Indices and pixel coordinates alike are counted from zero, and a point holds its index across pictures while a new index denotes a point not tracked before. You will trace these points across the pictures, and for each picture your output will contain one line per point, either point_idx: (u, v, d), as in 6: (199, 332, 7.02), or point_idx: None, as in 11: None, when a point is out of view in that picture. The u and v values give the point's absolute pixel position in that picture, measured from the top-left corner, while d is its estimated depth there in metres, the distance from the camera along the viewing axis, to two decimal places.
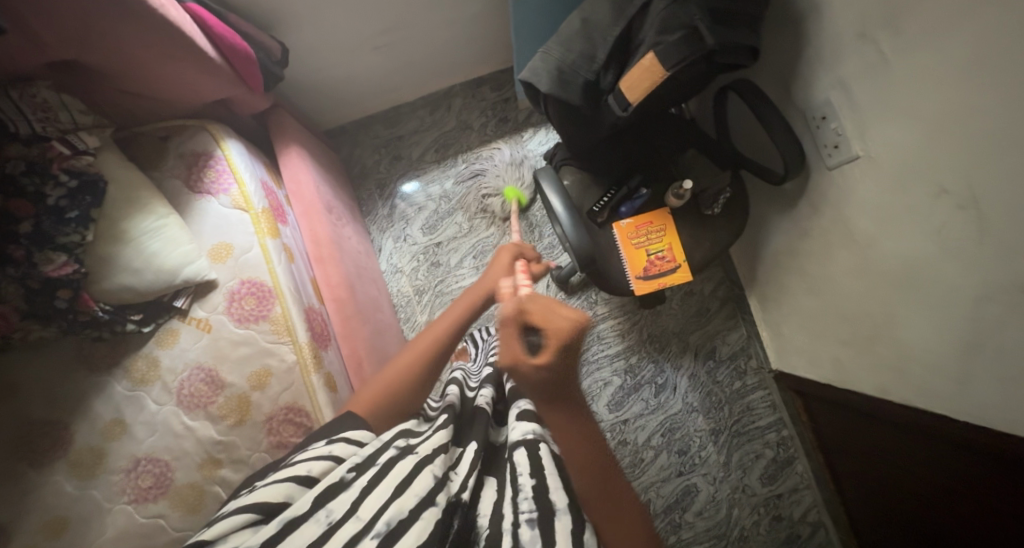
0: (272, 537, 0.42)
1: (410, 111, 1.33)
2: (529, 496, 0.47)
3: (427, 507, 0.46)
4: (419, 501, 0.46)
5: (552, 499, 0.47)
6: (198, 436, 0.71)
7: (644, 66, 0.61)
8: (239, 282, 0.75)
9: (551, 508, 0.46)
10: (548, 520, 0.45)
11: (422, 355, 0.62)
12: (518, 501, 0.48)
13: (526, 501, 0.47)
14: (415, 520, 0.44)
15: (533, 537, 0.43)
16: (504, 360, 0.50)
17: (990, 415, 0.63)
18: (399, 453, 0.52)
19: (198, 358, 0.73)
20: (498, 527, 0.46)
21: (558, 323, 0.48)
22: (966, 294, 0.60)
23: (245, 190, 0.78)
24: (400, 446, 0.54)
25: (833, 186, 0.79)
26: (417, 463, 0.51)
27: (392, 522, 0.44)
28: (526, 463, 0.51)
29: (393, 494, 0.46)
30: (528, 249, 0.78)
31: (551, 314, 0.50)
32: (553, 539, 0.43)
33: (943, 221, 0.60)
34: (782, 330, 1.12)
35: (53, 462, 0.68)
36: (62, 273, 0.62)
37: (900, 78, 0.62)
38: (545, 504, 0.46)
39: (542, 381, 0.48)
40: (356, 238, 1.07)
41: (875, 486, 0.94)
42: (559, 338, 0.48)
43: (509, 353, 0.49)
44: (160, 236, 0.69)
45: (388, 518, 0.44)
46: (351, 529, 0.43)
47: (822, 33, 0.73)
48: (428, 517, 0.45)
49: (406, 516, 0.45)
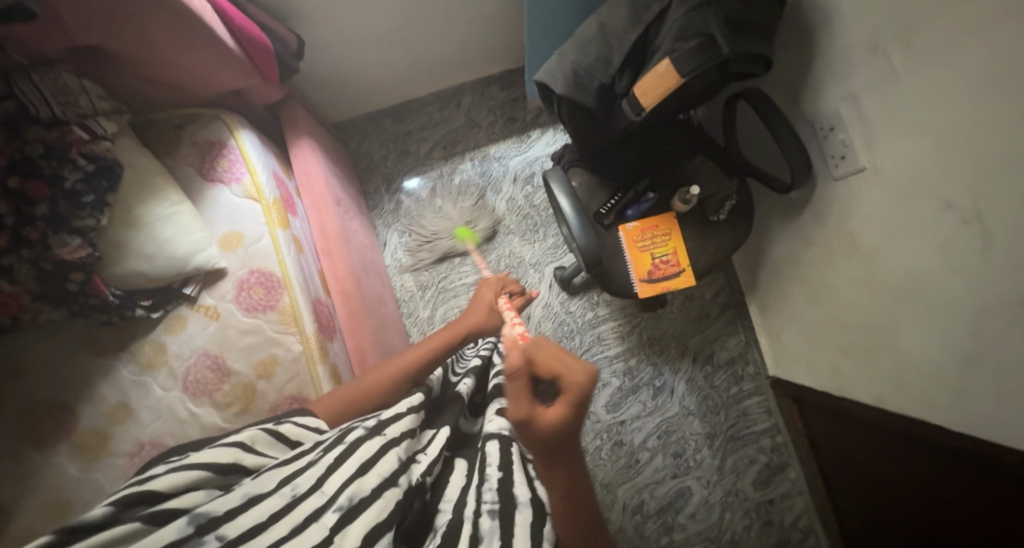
0: (237, 507, 0.41)
1: (419, 107, 1.33)
2: (493, 488, 0.50)
3: (390, 487, 0.47)
4: (382, 482, 0.47)
5: (513, 492, 0.49)
6: (203, 422, 0.72)
7: (659, 72, 0.61)
8: (249, 271, 0.75)
9: (513, 500, 0.48)
10: (509, 511, 0.46)
11: (396, 373, 0.66)
12: (482, 492, 0.50)
13: (490, 492, 0.50)
14: (378, 498, 0.46)
15: (492, 528, 0.45)
16: (510, 417, 0.44)
17: (985, 427, 0.64)
18: (367, 433, 0.52)
19: (205, 344, 0.73)
20: (462, 515, 0.48)
21: (572, 373, 0.44)
22: (966, 307, 0.62)
23: (257, 179, 0.77)
24: (370, 426, 0.53)
25: (838, 197, 0.81)
26: (384, 445, 0.51)
27: (354, 498, 0.44)
28: (497, 455, 0.56)
29: (357, 472, 0.47)
30: (511, 284, 0.85)
31: (560, 365, 0.46)
32: (511, 532, 0.44)
33: (947, 235, 0.62)
34: (781, 337, 1.14)
35: (57, 443, 0.70)
36: (77, 257, 0.62)
37: (911, 93, 0.62)
38: (507, 497, 0.48)
39: (555, 440, 0.42)
40: (363, 232, 1.07)
41: (867, 492, 0.95)
42: (572, 392, 0.43)
43: (522, 410, 0.43)
44: (173, 223, 0.69)
45: (350, 494, 0.45)
46: (314, 502, 0.43)
47: (834, 45, 0.74)
48: (390, 497, 0.46)
49: (368, 494, 0.45)
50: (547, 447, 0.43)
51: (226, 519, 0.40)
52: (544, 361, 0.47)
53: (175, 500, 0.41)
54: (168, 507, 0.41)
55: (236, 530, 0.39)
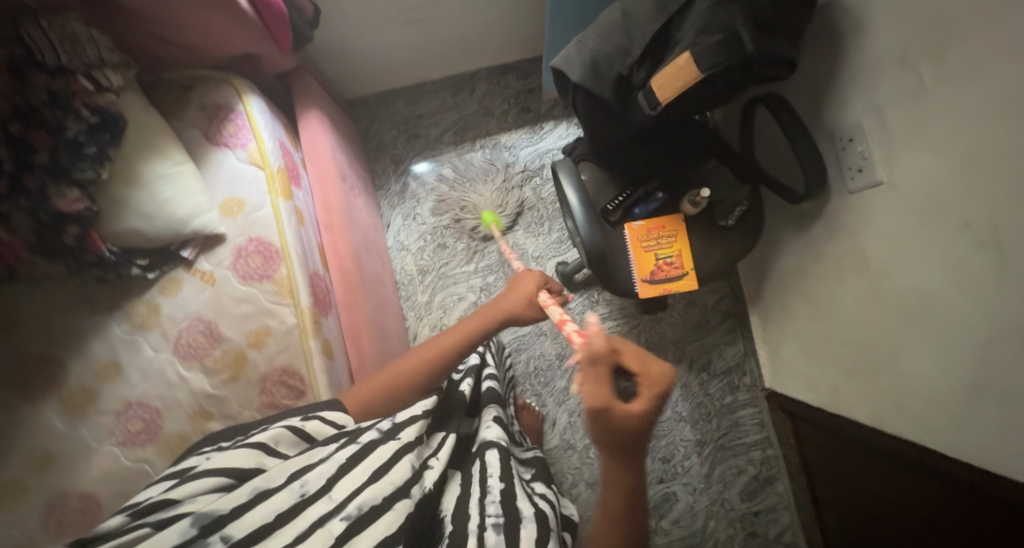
0: (245, 503, 0.45)
1: (433, 89, 1.31)
2: (496, 502, 0.56)
3: (402, 497, 0.51)
4: (394, 490, 0.50)
5: (518, 507, 0.56)
6: (191, 387, 0.72)
7: (678, 66, 0.59)
8: (247, 239, 0.74)
9: (517, 515, 0.55)
10: (513, 525, 0.53)
11: (417, 364, 0.70)
12: (486, 504, 0.56)
13: (493, 506, 0.56)
14: (387, 509, 0.49)
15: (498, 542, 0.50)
16: (586, 404, 0.42)
17: (980, 453, 0.62)
18: (380, 437, 0.56)
19: (199, 310, 0.73)
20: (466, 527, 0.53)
21: (654, 370, 0.43)
22: (974, 332, 0.60)
23: (263, 147, 0.76)
24: (383, 430, 0.58)
25: (851, 210, 0.79)
26: (399, 450, 0.55)
27: (363, 507, 0.48)
28: (497, 468, 0.63)
29: (366, 481, 0.50)
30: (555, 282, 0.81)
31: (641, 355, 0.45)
32: (516, 541, 0.50)
33: (961, 257, 0.59)
34: (781, 351, 1.13)
35: (44, 397, 0.70)
36: (74, 209, 0.61)
37: (937, 111, 0.59)
38: (512, 512, 0.55)
39: (625, 432, 0.42)
40: (367, 211, 1.06)
41: (854, 513, 0.95)
42: (655, 390, 0.42)
43: (601, 399, 0.41)
44: (174, 183, 0.68)
45: (359, 502, 0.48)
46: (321, 507, 0.47)
47: (859, 54, 0.71)
48: (400, 508, 0.49)
49: (378, 503, 0.49)
50: (618, 438, 0.43)
51: (234, 517, 0.44)
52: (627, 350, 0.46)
53: (192, 502, 0.46)
54: (184, 509, 0.45)
55: (243, 530, 0.43)
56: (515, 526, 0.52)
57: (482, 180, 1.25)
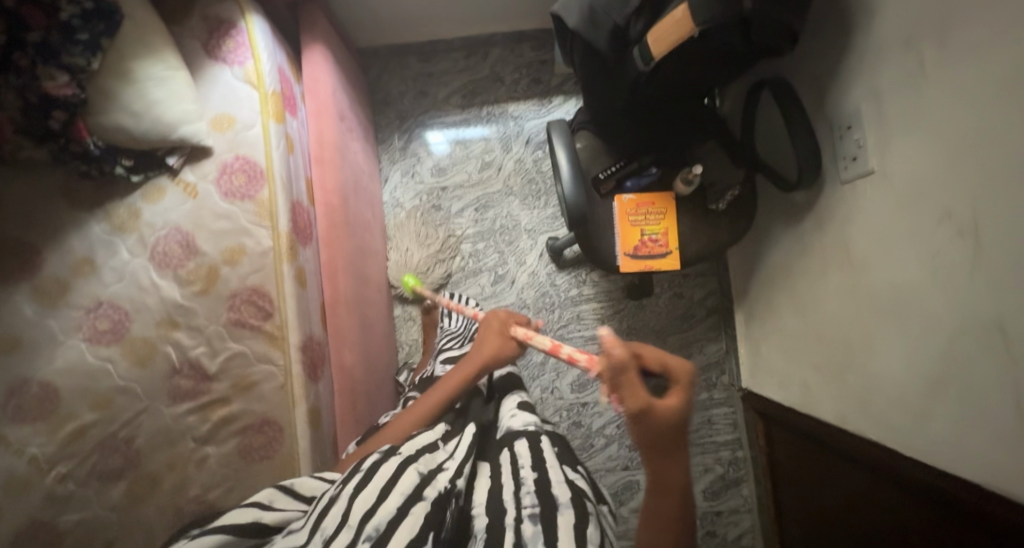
0: None
1: (446, 50, 1.31)
2: (532, 491, 0.45)
3: (416, 501, 0.40)
4: (406, 498, 0.40)
5: (553, 488, 0.46)
6: (161, 294, 0.73)
7: (675, 18, 0.59)
8: (234, 156, 0.75)
9: (553, 501, 0.44)
10: (550, 512, 0.42)
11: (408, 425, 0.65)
12: (521, 495, 0.45)
13: (529, 496, 0.45)
14: (406, 515, 0.38)
15: (536, 534, 0.39)
16: (624, 408, 0.40)
17: (941, 455, 0.61)
18: (382, 456, 0.47)
19: (178, 220, 0.74)
20: (502, 521, 0.42)
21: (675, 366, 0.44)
22: (943, 327, 0.58)
23: (260, 67, 0.76)
24: (384, 449, 0.49)
25: (841, 201, 0.77)
26: (401, 463, 0.46)
27: (382, 524, 0.37)
28: (529, 458, 0.52)
29: (378, 498, 0.40)
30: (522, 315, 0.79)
31: (658, 359, 0.45)
32: (555, 531, 0.39)
33: (938, 247, 0.58)
34: (760, 349, 1.11)
35: (18, 282, 0.71)
36: (61, 93, 0.64)
37: (934, 94, 0.57)
38: (548, 499, 0.44)
39: (671, 426, 0.39)
40: (362, 158, 1.06)
41: (816, 519, 0.93)
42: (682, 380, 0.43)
43: (641, 399, 0.39)
44: (164, 86, 0.69)
45: (377, 521, 0.37)
46: (343, 538, 0.36)
47: (866, 39, 0.69)
48: (420, 510, 0.39)
49: (394, 513, 0.38)
50: (665, 439, 0.39)
51: None
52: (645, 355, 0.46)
53: None
54: None
55: None
56: (552, 515, 0.42)
57: (417, 233, 1.23)
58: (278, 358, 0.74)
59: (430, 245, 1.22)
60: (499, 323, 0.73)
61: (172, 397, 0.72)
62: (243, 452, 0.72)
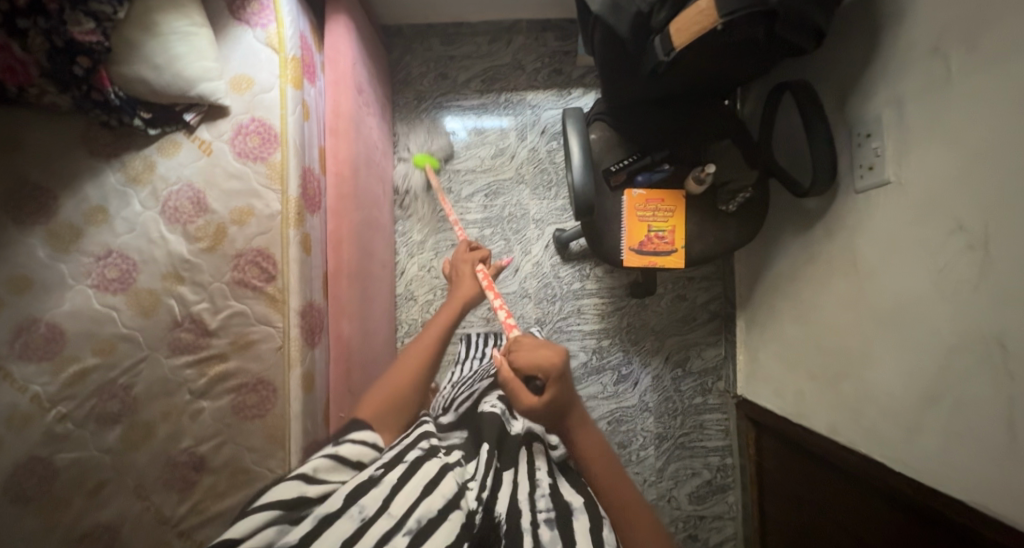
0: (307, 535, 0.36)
1: (470, 34, 1.30)
2: (547, 496, 0.48)
3: (452, 510, 0.43)
4: (445, 503, 0.43)
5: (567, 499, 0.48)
6: (169, 248, 0.74)
7: (699, 8, 0.58)
8: (250, 118, 0.76)
9: (568, 508, 0.47)
10: (565, 520, 0.45)
11: (420, 365, 0.62)
12: (536, 498, 0.48)
13: (543, 501, 0.47)
14: (443, 520, 0.41)
15: (554, 538, 0.42)
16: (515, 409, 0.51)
17: (931, 469, 0.60)
18: (425, 453, 0.48)
19: (191, 176, 0.75)
20: (518, 524, 0.44)
21: (545, 361, 0.50)
22: (942, 341, 0.58)
23: (282, 32, 0.77)
24: (426, 447, 0.49)
25: (854, 210, 0.76)
26: (442, 466, 0.47)
27: (422, 520, 0.40)
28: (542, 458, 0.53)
29: (421, 493, 0.43)
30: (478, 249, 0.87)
31: (535, 365, 0.50)
32: (572, 539, 0.42)
33: (945, 260, 0.57)
34: (758, 357, 1.10)
35: (34, 225, 0.72)
36: (87, 40, 0.65)
37: (958, 104, 0.56)
38: (563, 507, 0.47)
39: (553, 409, 0.50)
40: (377, 132, 1.07)
41: (798, 530, 0.93)
42: (554, 372, 0.49)
43: (522, 401, 0.50)
44: (187, 42, 0.71)
45: (418, 516, 0.41)
46: (382, 525, 0.39)
47: (895, 46, 0.67)
48: (456, 519, 0.42)
49: (434, 515, 0.41)
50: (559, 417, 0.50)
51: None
52: (524, 363, 0.52)
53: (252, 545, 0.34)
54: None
55: None
56: (567, 522, 0.44)
57: None
58: (277, 320, 0.76)
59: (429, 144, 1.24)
60: (468, 268, 0.81)
61: (172, 349, 0.74)
62: (237, 409, 0.74)
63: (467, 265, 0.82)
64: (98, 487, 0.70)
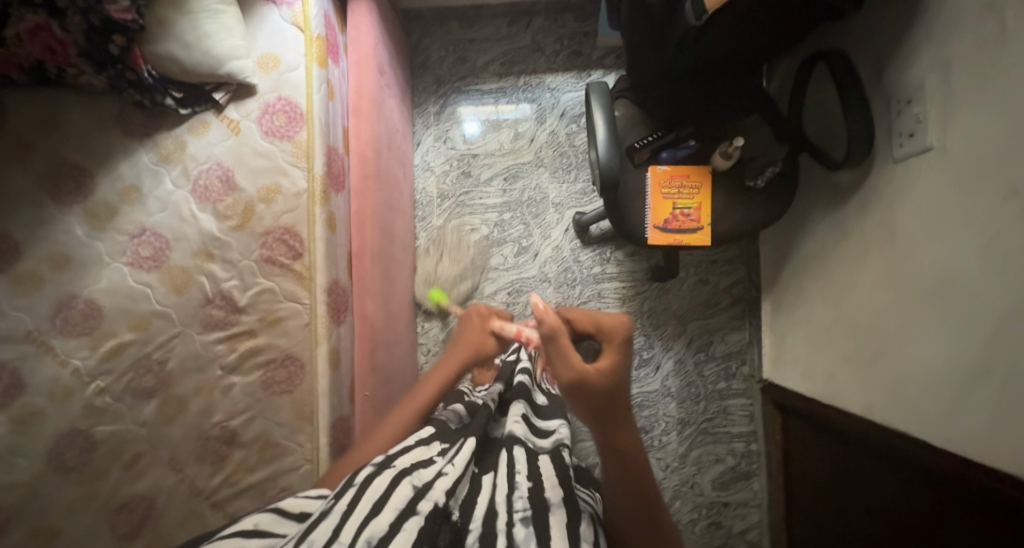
0: None
1: (489, 16, 1.29)
2: (523, 496, 0.46)
3: (410, 516, 0.39)
4: (400, 513, 0.39)
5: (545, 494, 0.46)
6: (201, 227, 0.76)
7: None
8: (277, 97, 0.78)
9: (546, 503, 0.45)
10: (541, 517, 0.43)
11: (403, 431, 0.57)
12: (512, 499, 0.45)
13: (520, 500, 0.45)
14: (398, 531, 0.38)
15: (528, 537, 0.40)
16: (560, 376, 0.42)
17: (966, 441, 0.59)
18: (376, 470, 0.46)
19: (220, 155, 0.77)
20: (493, 525, 0.42)
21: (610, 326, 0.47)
22: (991, 311, 0.55)
23: (307, 11, 0.79)
24: (377, 462, 0.47)
25: (893, 181, 0.73)
26: (396, 477, 0.44)
27: (372, 539, 0.37)
28: (525, 466, 0.51)
29: (372, 511, 0.39)
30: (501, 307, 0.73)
31: (593, 320, 0.49)
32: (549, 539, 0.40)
33: (997, 227, 0.54)
34: (785, 340, 1.08)
35: (72, 203, 0.74)
36: (121, 18, 0.65)
37: (1010, 61, 0.53)
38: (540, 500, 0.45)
39: (609, 389, 0.42)
40: (397, 113, 1.07)
41: (829, 518, 0.90)
42: (619, 341, 0.46)
43: (573, 369, 0.41)
44: (217, 19, 0.72)
45: (367, 536, 0.37)
46: None
47: (940, 6, 0.64)
48: (413, 527, 0.38)
49: (387, 530, 0.37)
50: (606, 401, 0.42)
51: None
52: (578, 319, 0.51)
53: None
54: None
55: None
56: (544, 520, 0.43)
57: (438, 158, 1.28)
58: (305, 297, 0.77)
59: (463, 259, 1.20)
60: (480, 319, 0.66)
61: (204, 325, 0.75)
62: (267, 384, 0.76)
63: (481, 319, 0.66)
64: (135, 459, 0.72)
